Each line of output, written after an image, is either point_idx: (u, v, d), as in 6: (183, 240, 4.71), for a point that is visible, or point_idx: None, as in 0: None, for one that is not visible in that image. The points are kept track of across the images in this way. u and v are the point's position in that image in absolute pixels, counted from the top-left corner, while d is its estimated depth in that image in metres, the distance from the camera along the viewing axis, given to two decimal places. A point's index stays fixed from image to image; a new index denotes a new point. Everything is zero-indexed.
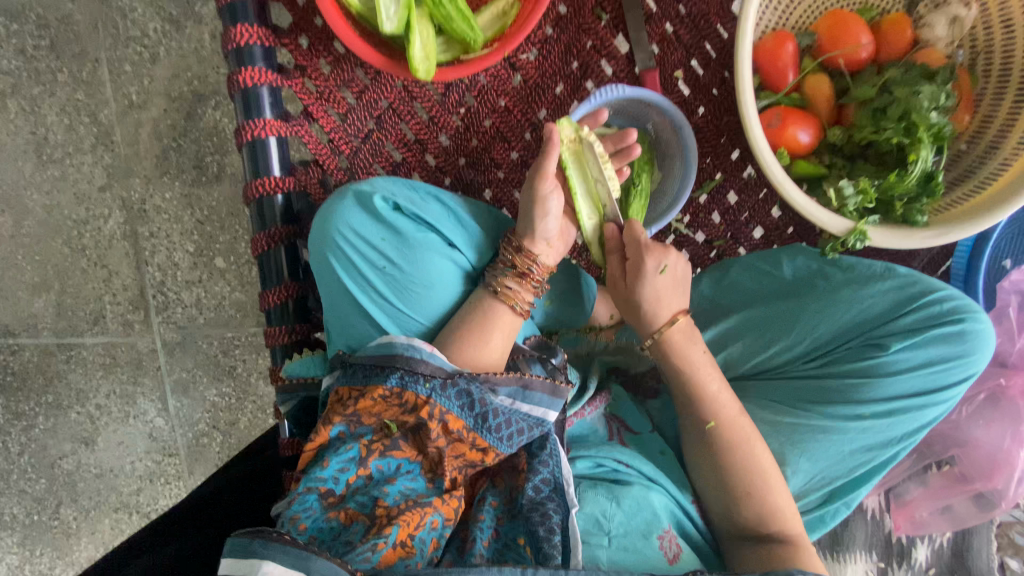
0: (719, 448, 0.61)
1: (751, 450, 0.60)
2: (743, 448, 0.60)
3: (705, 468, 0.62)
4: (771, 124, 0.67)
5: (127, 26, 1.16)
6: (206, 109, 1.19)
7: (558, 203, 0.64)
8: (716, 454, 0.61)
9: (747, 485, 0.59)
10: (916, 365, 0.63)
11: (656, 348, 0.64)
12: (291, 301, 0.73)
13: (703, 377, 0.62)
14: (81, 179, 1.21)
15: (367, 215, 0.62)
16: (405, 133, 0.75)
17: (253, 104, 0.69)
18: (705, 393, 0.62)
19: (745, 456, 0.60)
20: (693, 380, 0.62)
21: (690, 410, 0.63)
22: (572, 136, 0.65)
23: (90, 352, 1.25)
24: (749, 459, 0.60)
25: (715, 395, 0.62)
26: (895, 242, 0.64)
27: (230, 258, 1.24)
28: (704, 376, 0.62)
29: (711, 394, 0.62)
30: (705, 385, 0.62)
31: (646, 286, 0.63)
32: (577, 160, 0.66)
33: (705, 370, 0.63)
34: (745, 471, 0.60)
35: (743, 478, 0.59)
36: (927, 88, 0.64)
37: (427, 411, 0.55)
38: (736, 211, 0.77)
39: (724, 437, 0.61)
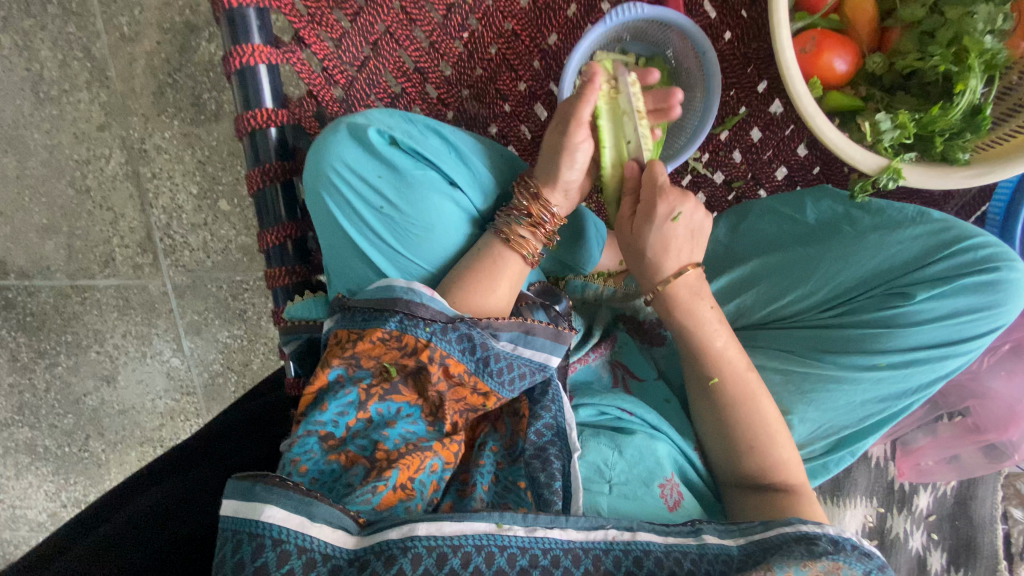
0: (723, 403, 0.59)
1: (758, 404, 0.59)
2: (750, 403, 0.59)
3: (707, 419, 0.61)
4: (804, 50, 0.61)
5: None
6: (201, 41, 1.15)
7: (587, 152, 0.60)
8: (720, 408, 0.59)
9: (750, 439, 0.58)
10: (941, 315, 0.59)
11: (656, 302, 0.61)
12: (290, 242, 0.71)
13: (709, 335, 0.60)
14: (79, 117, 1.17)
15: (362, 149, 0.59)
16: (404, 61, 0.70)
17: (240, 28, 0.64)
18: (712, 350, 0.60)
19: (749, 412, 0.59)
20: (697, 334, 0.60)
21: (694, 363, 0.61)
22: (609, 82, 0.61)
23: (104, 295, 1.26)
24: (757, 414, 0.59)
25: (720, 351, 0.60)
26: (931, 182, 0.59)
27: (234, 201, 1.23)
28: (710, 334, 0.60)
29: (717, 350, 0.60)
30: (712, 339, 0.60)
31: (654, 230, 0.59)
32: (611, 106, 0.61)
33: (710, 328, 0.60)
34: (750, 425, 0.58)
35: (747, 433, 0.58)
36: (983, 7, 0.58)
37: (427, 355, 0.54)
38: (759, 149, 0.72)
39: (729, 391, 0.59)
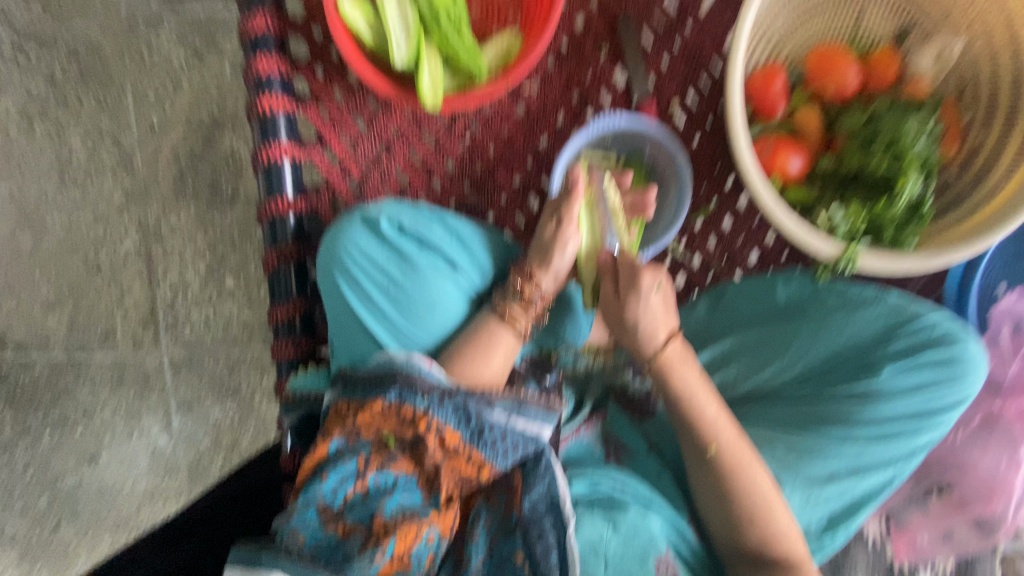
0: (718, 473, 0.61)
1: (752, 474, 0.60)
2: (743, 473, 0.60)
3: (704, 488, 0.62)
4: (763, 153, 0.70)
5: (152, 56, 1.22)
6: (225, 134, 1.23)
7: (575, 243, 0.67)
8: (717, 478, 0.61)
9: (749, 510, 0.60)
10: (907, 389, 0.64)
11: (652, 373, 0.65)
12: (298, 318, 0.76)
13: (702, 401, 0.63)
14: (101, 200, 1.26)
15: (373, 234, 0.65)
16: (412, 158, 0.78)
17: (270, 128, 0.72)
18: (704, 419, 0.62)
19: (744, 482, 0.60)
20: (688, 404, 0.63)
21: (689, 435, 0.63)
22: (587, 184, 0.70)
23: (98, 369, 1.28)
24: (750, 484, 0.60)
25: (713, 419, 0.62)
26: (885, 266, 0.65)
27: (240, 278, 1.27)
28: (702, 400, 0.63)
29: (710, 418, 0.62)
30: (704, 409, 0.63)
31: (641, 304, 0.64)
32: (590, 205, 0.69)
33: (702, 394, 0.63)
34: (748, 496, 0.60)
35: (747, 503, 0.60)
36: (914, 119, 0.67)
37: (425, 424, 0.57)
38: (731, 236, 0.79)
39: (724, 461, 0.61)
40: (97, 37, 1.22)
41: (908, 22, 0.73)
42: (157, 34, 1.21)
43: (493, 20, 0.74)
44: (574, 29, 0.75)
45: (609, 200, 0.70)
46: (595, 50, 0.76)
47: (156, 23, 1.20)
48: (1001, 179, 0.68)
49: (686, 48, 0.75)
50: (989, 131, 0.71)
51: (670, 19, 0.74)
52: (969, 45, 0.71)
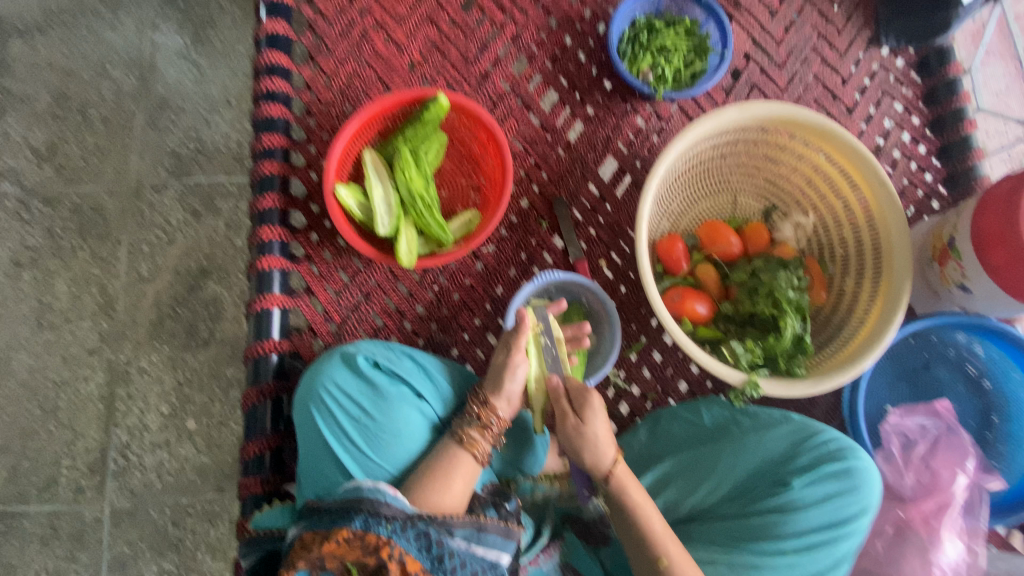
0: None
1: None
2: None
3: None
4: (674, 299, 0.87)
5: (152, 215, 1.37)
6: (209, 282, 1.35)
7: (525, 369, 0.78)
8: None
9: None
10: (818, 500, 0.73)
11: (609, 493, 0.72)
12: (268, 452, 0.81)
13: (648, 516, 0.70)
14: (73, 343, 1.32)
15: (350, 370, 0.74)
16: (387, 305, 0.91)
17: (266, 283, 0.86)
18: (654, 534, 0.69)
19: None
20: (638, 519, 0.70)
21: (642, 551, 0.69)
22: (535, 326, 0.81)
23: (33, 521, 1.26)
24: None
25: (659, 534, 0.69)
26: (782, 390, 0.78)
27: (202, 420, 1.30)
28: (649, 516, 0.70)
29: (657, 533, 0.69)
30: (652, 524, 0.69)
31: (599, 418, 0.74)
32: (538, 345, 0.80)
33: (648, 509, 0.70)
34: None
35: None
36: (784, 274, 0.86)
37: (387, 551, 0.60)
38: (661, 367, 0.93)
39: (675, 574, 0.67)
40: (104, 197, 1.37)
41: (770, 206, 0.99)
42: (160, 198, 1.38)
43: (458, 203, 0.95)
44: (521, 206, 0.96)
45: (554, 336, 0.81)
46: (538, 222, 0.96)
47: (161, 188, 1.38)
48: (861, 318, 0.85)
49: (609, 222, 0.96)
50: (845, 282, 0.91)
51: (594, 200, 0.96)
52: (818, 220, 0.96)
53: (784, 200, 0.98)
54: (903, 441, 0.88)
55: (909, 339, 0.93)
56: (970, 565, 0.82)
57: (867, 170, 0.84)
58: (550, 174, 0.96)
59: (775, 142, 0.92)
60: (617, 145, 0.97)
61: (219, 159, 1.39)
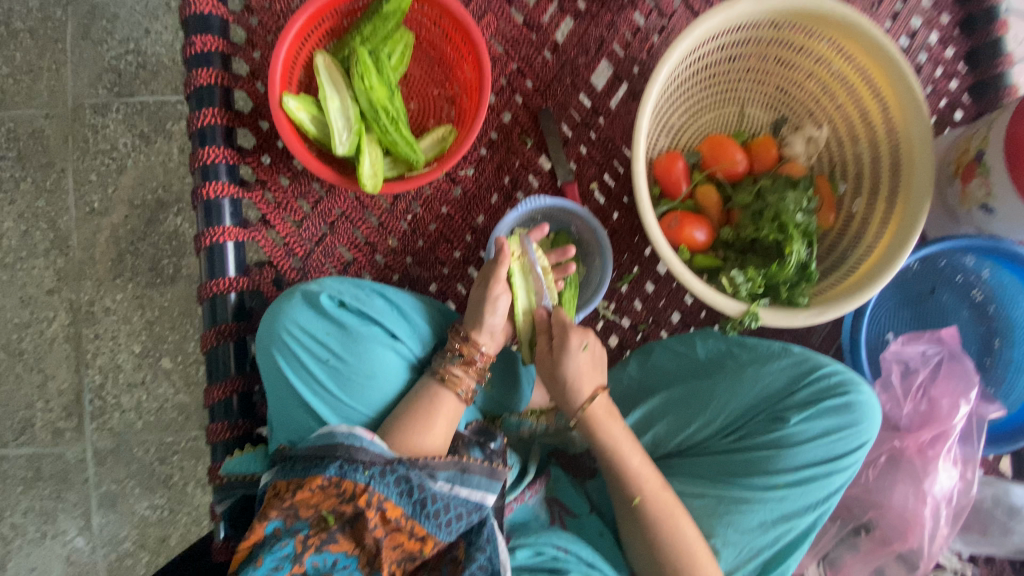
0: (647, 524, 0.64)
1: (677, 524, 0.64)
2: (670, 523, 0.64)
3: (637, 543, 0.66)
4: (671, 225, 0.80)
5: (97, 140, 1.22)
6: (169, 215, 1.24)
7: (507, 302, 0.71)
8: (645, 530, 0.65)
9: (674, 562, 0.63)
10: (816, 435, 0.70)
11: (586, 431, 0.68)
12: (235, 396, 0.76)
13: (625, 453, 0.66)
14: (29, 282, 1.23)
15: (314, 311, 0.67)
16: (356, 237, 0.83)
17: (214, 213, 0.76)
18: (628, 471, 0.66)
19: (669, 532, 0.64)
20: (615, 458, 0.66)
21: (618, 488, 0.66)
22: (518, 251, 0.73)
23: (14, 464, 1.23)
24: (676, 534, 0.64)
25: (635, 471, 0.66)
26: (781, 320, 0.72)
27: (178, 359, 1.25)
28: (626, 452, 0.67)
29: (633, 470, 0.66)
30: (628, 461, 0.66)
31: (569, 361, 0.68)
32: (523, 271, 0.73)
33: (626, 446, 0.67)
34: (676, 549, 0.63)
35: (673, 557, 0.63)
36: (792, 195, 0.78)
37: (364, 499, 0.56)
38: (654, 298, 0.87)
39: (651, 511, 0.64)
40: (39, 120, 1.22)
41: (781, 117, 0.88)
42: (102, 120, 1.22)
43: (429, 116, 0.84)
44: (503, 122, 0.85)
45: (540, 263, 0.74)
46: (522, 139, 0.85)
47: (102, 109, 1.22)
48: (873, 241, 0.78)
49: (601, 138, 0.86)
50: (857, 204, 0.83)
51: (585, 114, 0.85)
52: (832, 133, 0.86)
53: (795, 111, 0.88)
54: (902, 369, 0.85)
55: (915, 267, 0.89)
56: (961, 493, 0.82)
57: (893, 74, 0.74)
58: (535, 82, 0.84)
59: (790, 42, 0.80)
60: (612, 47, 0.85)
61: (165, 75, 1.23)
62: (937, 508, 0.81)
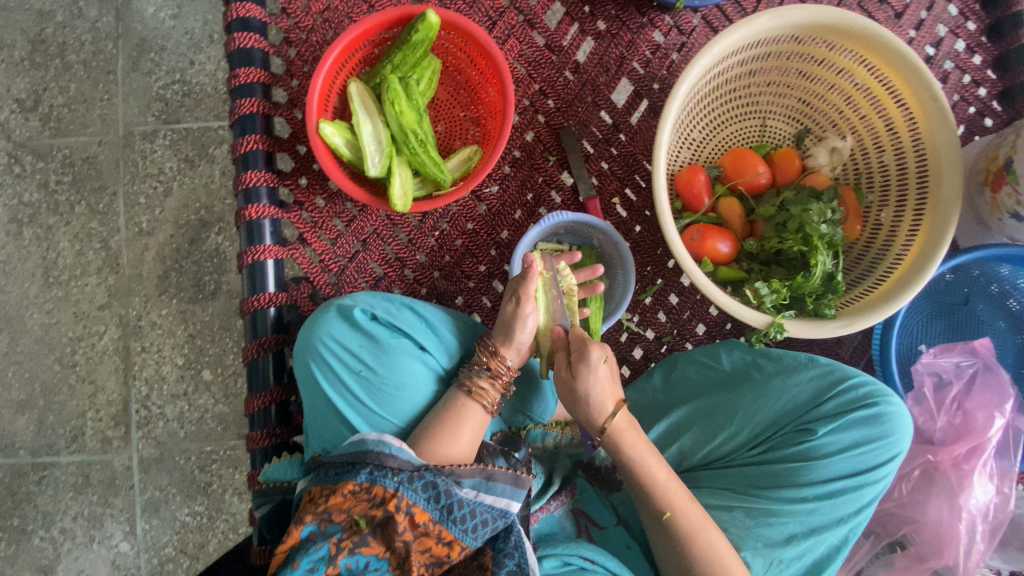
0: (677, 537, 0.65)
1: (706, 537, 0.64)
2: (699, 535, 0.64)
3: (667, 556, 0.66)
4: (694, 238, 0.81)
5: (146, 165, 1.31)
6: (210, 234, 1.31)
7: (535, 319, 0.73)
8: (674, 542, 0.65)
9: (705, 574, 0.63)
10: (845, 447, 0.69)
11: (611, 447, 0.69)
12: (273, 406, 0.79)
13: (652, 467, 0.67)
14: (83, 298, 1.31)
15: (346, 324, 0.70)
16: (387, 253, 0.86)
17: (256, 233, 0.81)
18: (655, 485, 0.66)
19: (699, 545, 0.64)
20: (640, 471, 0.67)
21: (645, 502, 0.67)
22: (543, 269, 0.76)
23: (66, 471, 1.30)
24: (705, 547, 0.64)
25: (664, 483, 0.66)
26: (809, 331, 0.72)
27: (217, 370, 1.31)
28: (653, 466, 0.67)
29: (660, 483, 0.66)
30: (653, 475, 0.67)
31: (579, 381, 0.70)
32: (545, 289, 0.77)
33: (653, 460, 0.68)
34: (707, 563, 0.63)
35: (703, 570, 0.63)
36: (816, 206, 0.77)
37: (394, 503, 0.58)
38: (678, 310, 0.88)
39: (681, 525, 0.65)
40: (94, 148, 1.31)
41: (803, 130, 0.89)
42: (151, 146, 1.31)
43: (456, 138, 0.87)
44: (525, 140, 0.88)
45: (563, 283, 0.77)
46: (544, 157, 0.88)
47: (151, 136, 1.31)
48: (901, 251, 0.77)
49: (623, 154, 0.88)
50: (883, 213, 0.83)
51: (606, 130, 0.87)
52: (856, 142, 0.86)
53: (818, 123, 0.88)
54: (935, 381, 0.84)
55: (948, 276, 0.87)
56: (999, 508, 0.79)
57: (918, 84, 0.74)
58: (557, 101, 0.87)
59: (811, 54, 0.81)
60: (632, 65, 0.87)
61: (208, 103, 1.31)
62: (973, 523, 0.78)
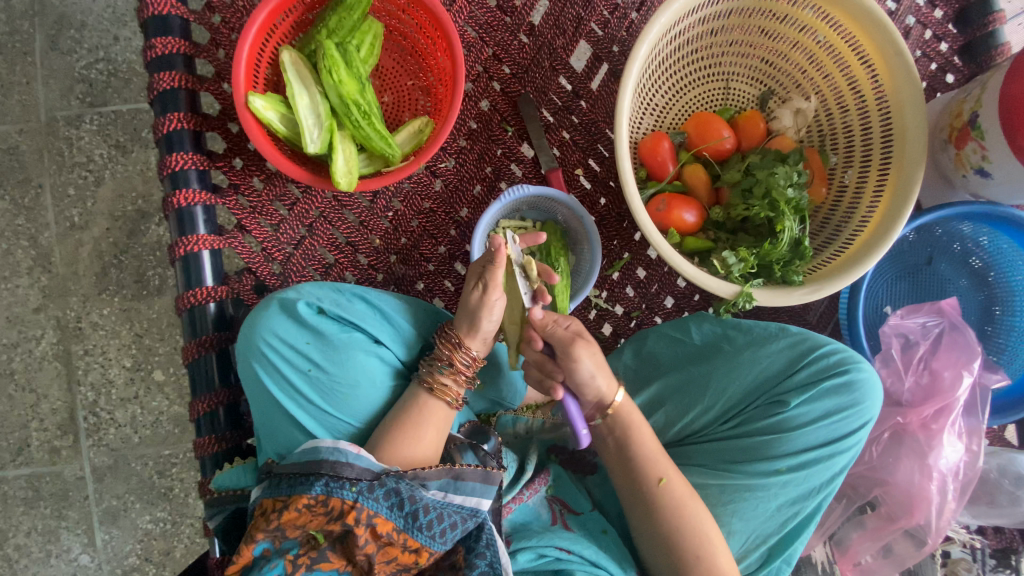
0: (666, 510, 0.63)
1: (694, 508, 0.64)
2: (689, 507, 0.64)
3: (650, 533, 0.65)
4: (659, 209, 0.77)
5: (72, 153, 1.19)
6: (150, 225, 1.21)
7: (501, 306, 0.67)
8: (661, 518, 0.64)
9: (693, 546, 0.62)
10: (817, 418, 0.69)
11: (606, 422, 0.68)
12: (221, 408, 0.74)
13: (645, 439, 0.66)
14: (14, 301, 1.20)
15: (291, 320, 0.65)
16: (337, 237, 0.80)
17: (187, 222, 0.74)
18: (649, 456, 0.66)
19: (690, 515, 0.63)
20: (636, 443, 0.66)
21: (635, 474, 0.65)
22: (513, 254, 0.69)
23: (13, 485, 1.21)
24: (694, 518, 0.63)
25: (657, 454, 0.66)
26: (777, 300, 0.70)
27: (170, 370, 1.23)
28: (646, 438, 0.67)
29: (653, 454, 0.66)
30: (649, 447, 0.66)
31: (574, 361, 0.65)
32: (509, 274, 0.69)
33: (646, 433, 0.67)
34: (694, 535, 0.63)
35: (691, 543, 0.62)
36: (781, 169, 0.75)
37: (353, 516, 0.54)
38: (646, 284, 0.85)
39: (670, 496, 0.64)
40: (13, 136, 1.19)
41: (766, 91, 0.86)
42: (76, 132, 1.19)
43: (405, 109, 0.81)
44: (481, 110, 0.82)
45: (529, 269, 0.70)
46: (502, 127, 0.83)
47: (76, 121, 1.19)
48: (867, 213, 0.76)
49: (584, 122, 0.83)
50: (848, 175, 0.81)
51: (566, 97, 0.83)
52: (819, 103, 0.83)
53: (781, 84, 0.85)
54: (902, 342, 0.84)
55: (910, 237, 0.87)
56: (968, 466, 0.81)
57: (882, 39, 0.71)
58: (512, 67, 0.81)
59: (772, 11, 0.77)
60: (590, 26, 0.81)
61: (136, 82, 1.19)
62: (943, 483, 0.80)
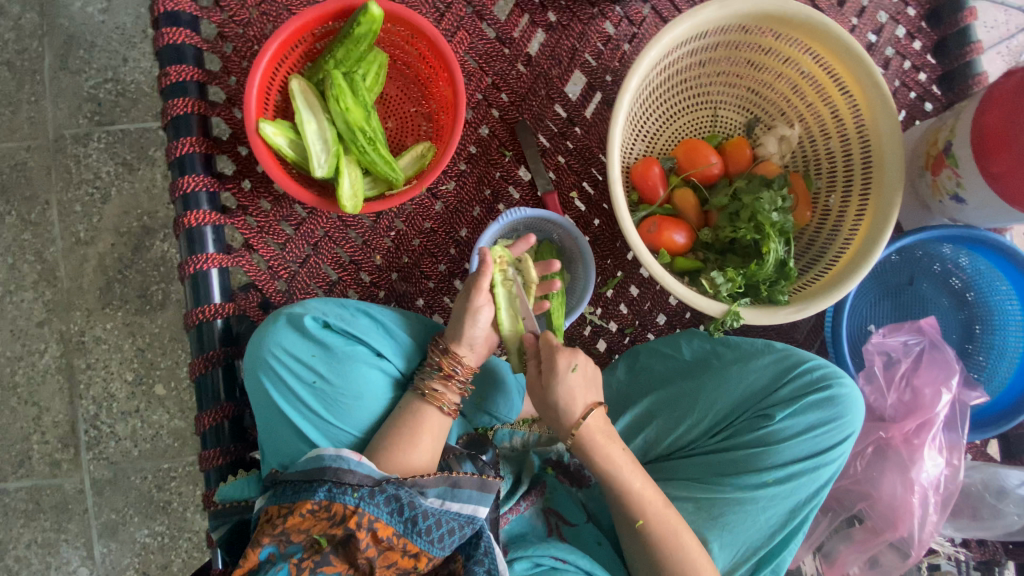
0: (650, 543, 0.65)
1: (680, 541, 0.65)
2: (673, 541, 0.65)
3: (640, 559, 0.67)
4: (650, 230, 0.81)
5: (80, 170, 1.22)
6: (155, 241, 1.24)
7: (488, 314, 0.70)
8: (649, 550, 0.65)
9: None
10: (802, 431, 0.71)
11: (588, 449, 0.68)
12: (226, 422, 0.76)
13: (627, 476, 0.66)
14: (20, 315, 1.22)
15: (298, 334, 0.67)
16: (340, 256, 0.83)
17: (196, 242, 0.77)
18: (630, 493, 0.66)
19: (675, 548, 0.64)
20: (614, 480, 0.66)
21: (620, 509, 0.67)
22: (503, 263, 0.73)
23: (13, 498, 1.22)
24: (678, 551, 0.64)
25: (639, 491, 0.66)
26: (763, 318, 0.73)
27: (171, 384, 1.24)
28: (628, 475, 0.67)
29: (635, 491, 0.66)
30: (630, 483, 0.66)
31: (560, 383, 0.67)
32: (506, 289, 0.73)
33: (628, 469, 0.67)
34: (680, 567, 0.64)
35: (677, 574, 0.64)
36: (766, 194, 0.78)
37: (355, 520, 0.56)
38: (639, 301, 0.88)
39: (654, 532, 0.65)
40: (23, 153, 1.22)
41: (753, 119, 0.90)
42: (85, 150, 1.22)
43: (408, 134, 0.85)
44: (480, 135, 0.86)
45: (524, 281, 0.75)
46: (500, 152, 0.86)
47: (85, 139, 1.22)
48: (849, 235, 0.79)
49: (578, 147, 0.87)
50: (831, 198, 0.85)
51: (561, 124, 0.86)
52: (803, 130, 0.87)
53: (768, 111, 0.89)
54: (885, 359, 0.87)
55: (893, 258, 0.91)
56: (949, 480, 0.84)
57: (861, 72, 0.75)
58: (510, 95, 0.85)
59: (758, 44, 0.81)
60: (585, 56, 0.86)
61: (145, 102, 1.23)
62: (925, 496, 0.82)
